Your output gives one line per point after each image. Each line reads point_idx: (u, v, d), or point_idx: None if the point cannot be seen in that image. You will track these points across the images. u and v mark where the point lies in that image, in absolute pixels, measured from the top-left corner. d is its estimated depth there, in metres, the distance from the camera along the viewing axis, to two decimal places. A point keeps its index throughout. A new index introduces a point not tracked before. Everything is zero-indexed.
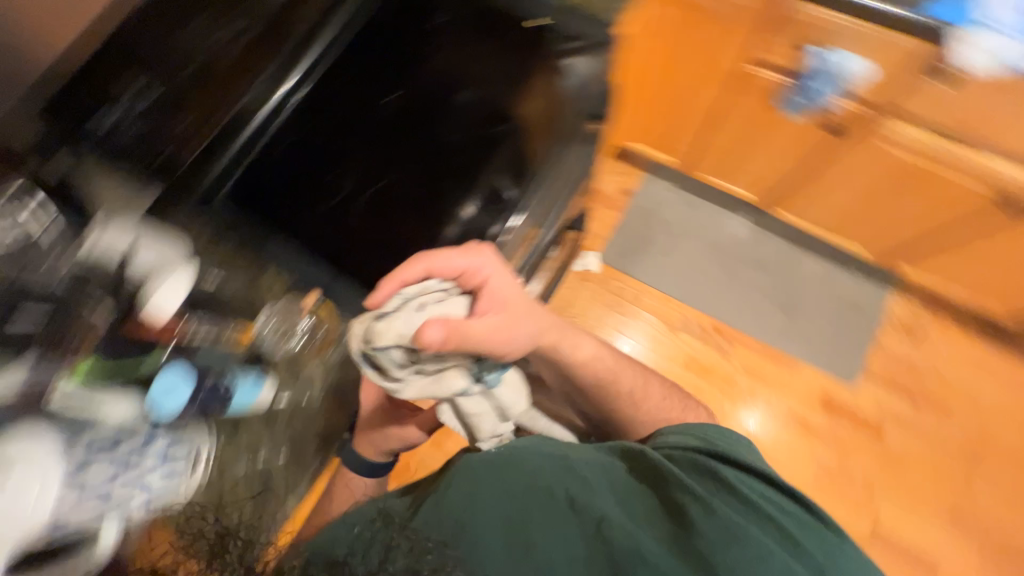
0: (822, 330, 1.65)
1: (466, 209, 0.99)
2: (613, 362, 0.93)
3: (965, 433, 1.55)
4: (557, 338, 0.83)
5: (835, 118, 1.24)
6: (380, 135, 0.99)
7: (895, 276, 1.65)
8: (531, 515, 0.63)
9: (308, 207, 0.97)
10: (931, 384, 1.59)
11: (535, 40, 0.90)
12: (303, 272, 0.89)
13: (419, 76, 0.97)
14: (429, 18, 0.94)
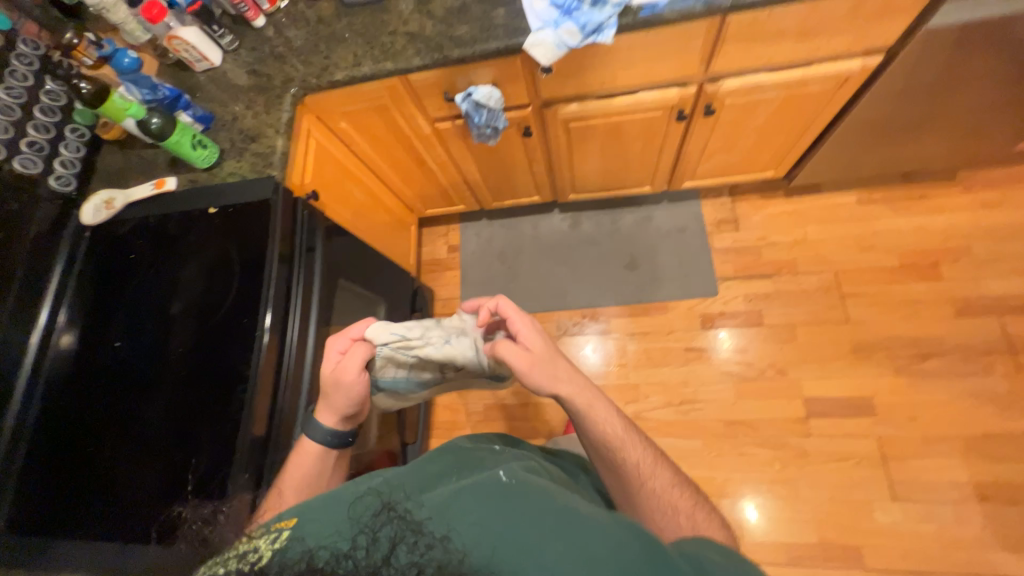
0: (766, 315, 1.49)
1: (260, 405, 0.79)
2: (640, 445, 0.73)
3: (932, 282, 1.42)
4: (590, 405, 0.73)
5: (674, 125, 1.17)
6: (119, 382, 0.85)
7: (834, 224, 1.53)
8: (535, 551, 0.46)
9: (85, 463, 0.82)
10: (890, 265, 1.46)
11: (270, 198, 0.91)
12: (97, 564, 0.75)
13: (146, 337, 0.87)
14: (211, 206, 0.93)
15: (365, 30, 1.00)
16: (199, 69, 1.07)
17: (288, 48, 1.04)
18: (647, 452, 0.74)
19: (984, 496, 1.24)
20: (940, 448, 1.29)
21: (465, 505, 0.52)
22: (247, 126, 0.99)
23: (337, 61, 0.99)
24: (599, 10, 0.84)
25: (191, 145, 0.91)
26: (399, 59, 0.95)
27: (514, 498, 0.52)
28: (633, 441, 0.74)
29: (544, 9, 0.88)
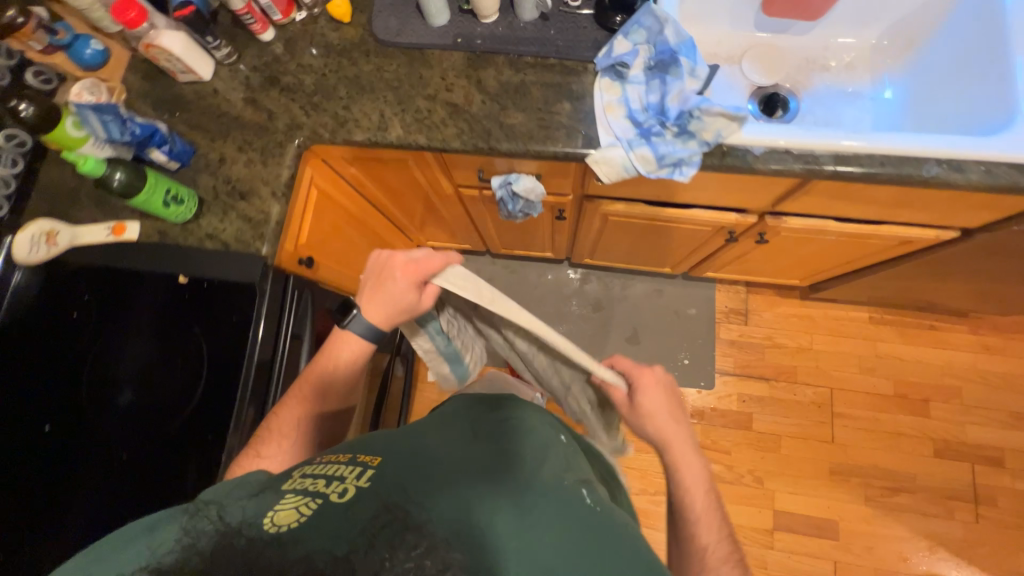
0: (756, 419, 1.48)
1: None
2: (719, 537, 0.62)
3: (920, 418, 1.43)
4: (684, 473, 0.64)
5: (719, 238, 1.07)
6: (36, 476, 0.70)
7: (841, 338, 1.51)
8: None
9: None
10: (886, 391, 1.46)
11: (256, 284, 0.76)
12: None
13: (81, 428, 0.73)
14: (182, 274, 0.77)
15: (397, 84, 0.82)
16: (183, 80, 0.87)
17: (299, 80, 0.85)
18: (721, 548, 0.62)
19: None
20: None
21: (536, 558, 0.37)
22: (237, 174, 0.82)
23: (359, 118, 0.82)
24: (684, 144, 0.71)
25: (163, 202, 0.74)
26: (434, 135, 0.79)
27: (600, 575, 0.36)
28: (713, 531, 0.63)
29: (621, 122, 0.75)
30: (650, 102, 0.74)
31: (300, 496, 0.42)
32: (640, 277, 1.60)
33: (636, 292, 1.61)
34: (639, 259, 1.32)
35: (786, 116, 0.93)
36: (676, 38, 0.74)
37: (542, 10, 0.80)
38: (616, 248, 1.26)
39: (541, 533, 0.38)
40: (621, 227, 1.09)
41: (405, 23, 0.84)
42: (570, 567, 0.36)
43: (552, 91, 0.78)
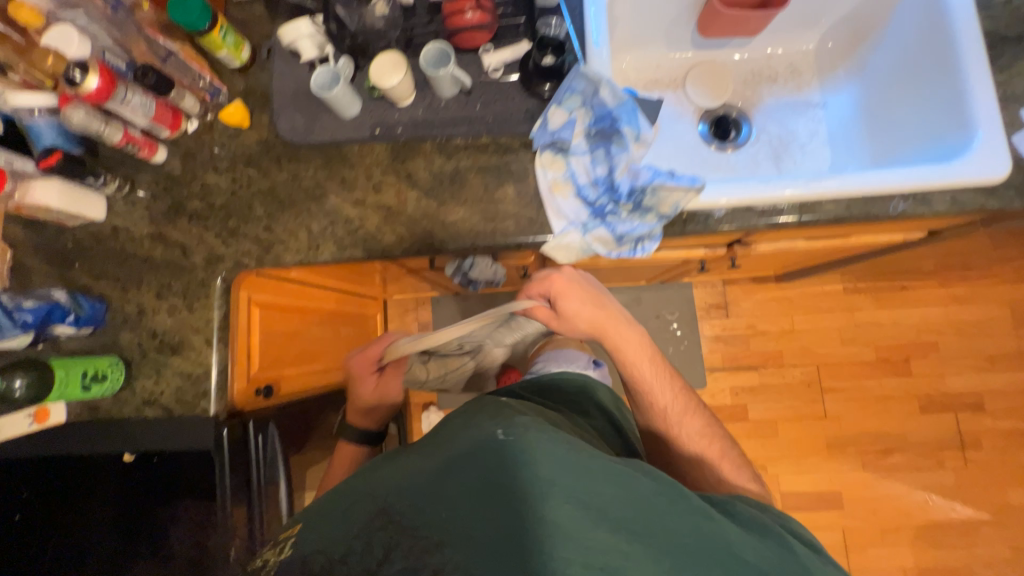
0: (750, 409, 1.50)
1: None
2: (672, 394, 0.75)
3: (902, 378, 1.47)
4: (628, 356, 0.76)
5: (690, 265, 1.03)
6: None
7: (820, 314, 1.52)
8: (552, 530, 0.46)
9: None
10: (868, 358, 1.49)
11: (213, 451, 0.70)
12: None
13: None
14: (128, 450, 0.70)
15: (318, 192, 0.74)
16: (73, 224, 0.76)
17: (207, 203, 0.75)
18: (672, 400, 0.75)
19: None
20: (893, 537, 1.41)
21: (456, 492, 0.49)
22: (162, 325, 0.73)
23: (284, 238, 0.73)
24: (642, 219, 0.66)
25: (82, 386, 0.65)
26: (372, 246, 0.71)
27: (517, 462, 0.50)
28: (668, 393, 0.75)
29: (571, 202, 0.68)
30: (598, 175, 0.68)
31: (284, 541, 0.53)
32: (616, 288, 1.57)
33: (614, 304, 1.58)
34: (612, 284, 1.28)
35: (740, 139, 0.88)
36: (615, 100, 0.67)
37: (464, 85, 0.71)
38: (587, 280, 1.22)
39: (466, 472, 0.50)
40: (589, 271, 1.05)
41: (314, 119, 0.74)
42: (492, 482, 0.49)
43: (490, 175, 0.71)
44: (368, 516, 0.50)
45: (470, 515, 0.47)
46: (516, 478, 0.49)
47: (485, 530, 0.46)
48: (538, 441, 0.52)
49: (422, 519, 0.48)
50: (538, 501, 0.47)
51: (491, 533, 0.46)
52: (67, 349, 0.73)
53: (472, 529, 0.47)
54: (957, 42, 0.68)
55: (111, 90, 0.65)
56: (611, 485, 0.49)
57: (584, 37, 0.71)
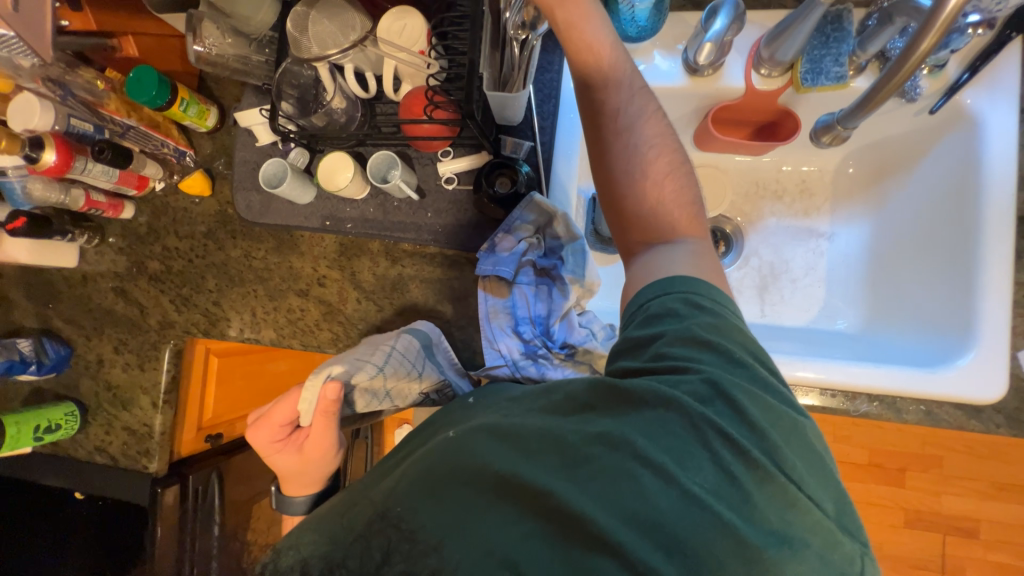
0: None
1: None
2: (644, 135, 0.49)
3: (893, 487, 1.38)
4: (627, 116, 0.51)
5: None
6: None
7: None
8: (513, 510, 0.35)
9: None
10: (858, 461, 1.39)
11: (147, 508, 0.76)
12: None
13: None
14: (78, 490, 0.77)
15: (266, 274, 0.74)
16: (49, 267, 0.80)
17: (165, 266, 0.77)
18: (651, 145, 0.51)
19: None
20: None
21: (405, 484, 0.38)
22: (117, 380, 0.77)
23: (230, 316, 0.74)
24: (574, 368, 0.63)
25: (33, 437, 0.71)
26: (308, 340, 0.71)
27: (458, 439, 0.40)
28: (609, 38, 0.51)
29: (507, 333, 0.65)
30: (538, 312, 0.64)
31: None
32: None
33: None
34: None
35: (728, 259, 0.79)
36: (568, 237, 0.62)
37: (415, 189, 0.67)
38: None
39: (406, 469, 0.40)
40: None
41: (269, 199, 0.73)
42: (426, 464, 0.39)
43: (431, 288, 0.69)
44: (352, 517, 0.39)
45: (412, 500, 0.37)
46: (453, 453, 0.39)
47: (437, 517, 0.36)
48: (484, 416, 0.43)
49: (395, 541, 0.35)
50: (479, 472, 0.37)
51: (452, 520, 0.35)
52: (35, 386, 0.79)
53: (431, 519, 0.36)
54: (981, 218, 0.59)
55: (70, 163, 0.65)
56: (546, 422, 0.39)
57: (549, 158, 0.66)
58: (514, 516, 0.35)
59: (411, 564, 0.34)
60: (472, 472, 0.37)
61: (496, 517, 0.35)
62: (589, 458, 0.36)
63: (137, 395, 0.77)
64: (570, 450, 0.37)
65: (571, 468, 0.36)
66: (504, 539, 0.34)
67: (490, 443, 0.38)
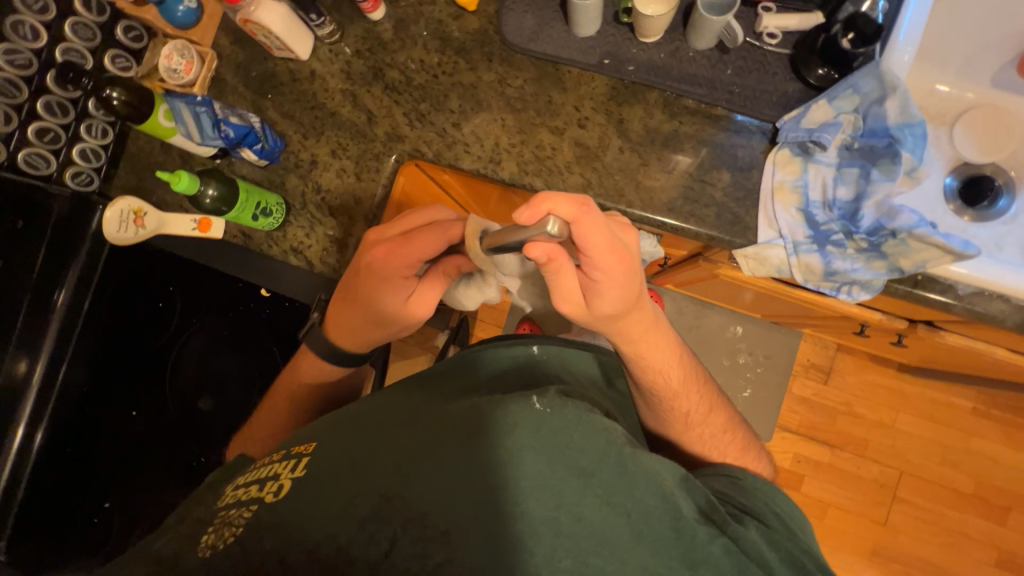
0: (807, 484, 1.39)
1: None
2: None
3: (993, 524, 1.31)
4: (643, 348, 0.57)
5: (839, 320, 0.92)
6: (141, 450, 0.80)
7: (932, 422, 1.36)
8: (583, 542, 0.40)
9: (69, 527, 0.75)
10: (962, 489, 1.33)
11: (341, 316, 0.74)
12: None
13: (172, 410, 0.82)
14: (263, 286, 0.78)
15: (518, 104, 0.69)
16: (277, 55, 0.76)
17: (405, 78, 0.73)
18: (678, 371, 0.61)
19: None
20: None
21: (439, 461, 0.42)
22: (329, 184, 0.74)
23: (468, 141, 0.70)
24: (867, 264, 0.57)
25: (252, 216, 0.69)
26: (553, 181, 0.67)
27: (545, 447, 0.42)
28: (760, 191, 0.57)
29: (790, 214, 0.60)
30: (836, 197, 0.59)
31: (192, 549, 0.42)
32: (715, 307, 1.43)
33: (709, 318, 1.44)
34: (731, 303, 1.17)
35: (992, 212, 0.69)
36: (901, 115, 0.55)
37: (723, 40, 0.63)
38: (709, 291, 1.10)
39: (484, 457, 0.41)
40: (725, 286, 0.95)
41: (544, 25, 0.68)
42: (501, 465, 0.41)
43: (708, 151, 0.64)
44: (356, 495, 0.41)
45: (467, 494, 0.40)
46: (546, 475, 0.41)
47: (474, 523, 0.39)
48: (576, 421, 0.43)
49: (417, 525, 0.40)
50: (556, 511, 0.40)
51: (486, 536, 0.39)
52: (241, 171, 0.75)
53: (483, 533, 0.39)
54: None
55: None
56: (649, 498, 0.43)
57: (889, 28, 0.59)
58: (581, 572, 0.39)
59: (422, 546, 0.39)
60: (555, 496, 0.41)
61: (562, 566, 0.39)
62: (685, 536, 0.42)
63: (347, 203, 0.73)
64: (667, 544, 0.42)
65: (649, 537, 0.41)
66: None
67: (584, 493, 0.41)
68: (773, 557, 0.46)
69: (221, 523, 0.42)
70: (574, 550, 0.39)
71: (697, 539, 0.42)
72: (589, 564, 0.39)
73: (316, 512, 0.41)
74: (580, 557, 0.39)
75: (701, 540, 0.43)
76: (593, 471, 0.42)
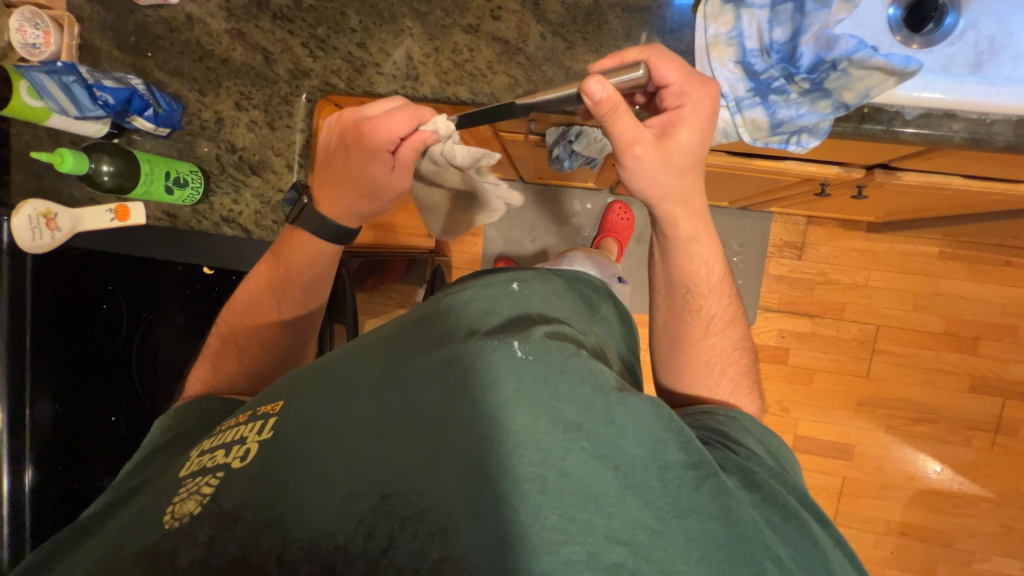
0: (791, 354, 1.45)
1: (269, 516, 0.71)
2: None
3: (965, 355, 1.40)
4: (694, 232, 0.61)
5: (799, 186, 0.91)
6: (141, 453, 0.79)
7: (903, 274, 1.40)
8: (569, 499, 0.37)
9: None
10: (935, 330, 1.41)
11: None
12: None
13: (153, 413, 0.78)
14: (206, 265, 0.74)
15: (425, 8, 0.62)
16: (144, 4, 0.66)
17: (294, 2, 0.64)
18: (718, 268, 0.63)
19: (903, 532, 1.43)
20: (889, 493, 1.43)
21: (418, 425, 0.39)
22: (243, 142, 0.68)
23: (379, 61, 0.63)
24: (813, 106, 0.54)
25: (165, 188, 0.65)
26: (479, 87, 0.61)
27: (529, 397, 0.39)
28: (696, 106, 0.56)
29: (728, 70, 0.56)
30: (773, 40, 0.55)
31: (168, 520, 0.39)
32: None
33: None
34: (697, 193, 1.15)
35: (937, 36, 0.64)
36: None
37: None
38: None
39: (463, 413, 0.39)
40: None
41: None
42: (483, 422, 0.39)
43: (636, 18, 0.59)
44: (335, 487, 0.37)
45: (447, 453, 0.38)
46: (531, 427, 0.38)
47: (460, 491, 0.36)
48: (560, 367, 0.41)
49: (400, 486, 0.37)
50: (551, 459, 0.37)
51: (472, 494, 0.36)
52: (144, 146, 0.68)
53: (472, 497, 0.36)
54: None
55: None
56: (643, 433, 0.40)
57: None
58: (578, 521, 0.36)
59: (422, 544, 0.35)
60: (538, 452, 0.38)
61: (558, 521, 0.36)
62: (673, 483, 0.39)
63: (269, 157, 0.68)
64: (663, 485, 0.38)
65: (638, 489, 0.38)
66: (549, 535, 0.36)
67: (577, 437, 0.39)
68: (772, 483, 0.43)
69: (188, 492, 0.40)
70: (562, 506, 0.36)
71: (687, 487, 0.39)
72: (577, 522, 0.36)
73: (287, 503, 0.37)
74: (568, 515, 0.36)
75: (698, 473, 0.39)
76: (579, 424, 0.39)
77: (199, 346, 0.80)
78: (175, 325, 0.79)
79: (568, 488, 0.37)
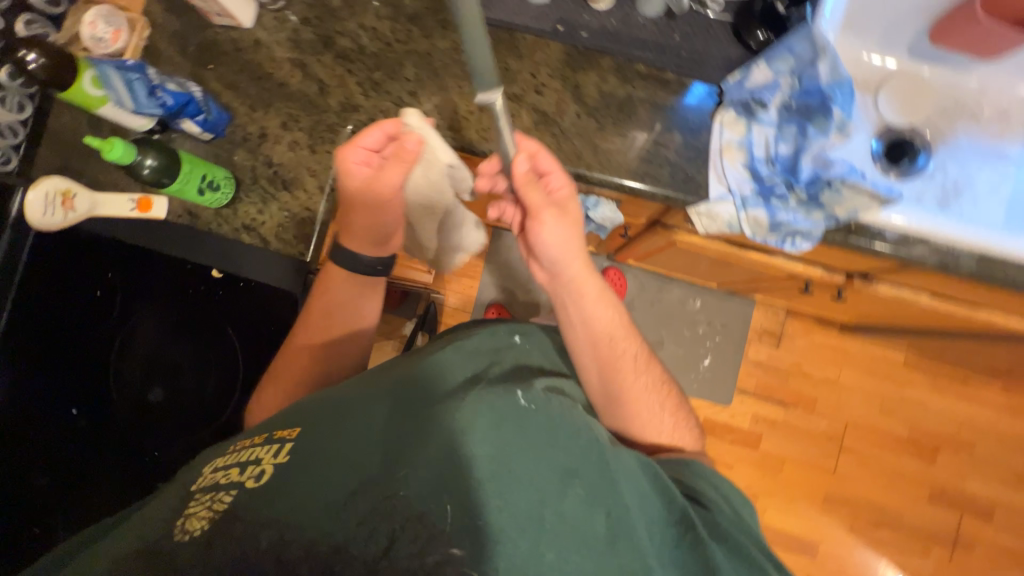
0: (764, 441, 1.48)
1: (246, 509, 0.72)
2: None
3: (924, 463, 1.45)
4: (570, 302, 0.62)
5: (785, 281, 0.98)
6: (103, 449, 0.75)
7: (871, 376, 1.48)
8: (563, 540, 0.37)
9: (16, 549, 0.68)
10: (899, 435, 1.46)
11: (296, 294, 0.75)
12: None
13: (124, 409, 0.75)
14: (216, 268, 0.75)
15: None
16: (217, 23, 0.71)
17: (358, 47, 0.71)
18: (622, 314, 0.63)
19: None
20: None
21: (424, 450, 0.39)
22: (281, 159, 0.71)
23: (425, 109, 0.69)
24: (808, 214, 0.61)
25: (198, 190, 0.66)
26: None
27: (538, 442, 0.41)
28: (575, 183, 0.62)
29: (738, 171, 0.63)
30: (778, 153, 0.62)
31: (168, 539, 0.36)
32: (674, 280, 1.50)
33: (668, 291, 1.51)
34: (690, 272, 1.22)
35: (911, 171, 0.73)
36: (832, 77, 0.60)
37: (669, 6, 0.66)
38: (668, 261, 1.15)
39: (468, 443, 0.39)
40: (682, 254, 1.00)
41: None
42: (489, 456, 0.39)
43: (661, 114, 0.67)
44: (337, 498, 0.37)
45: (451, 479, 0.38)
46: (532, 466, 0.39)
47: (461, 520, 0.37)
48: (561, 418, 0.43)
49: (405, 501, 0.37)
50: (549, 499, 0.38)
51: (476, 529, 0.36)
52: (183, 147, 0.71)
53: (473, 527, 0.36)
54: None
55: None
56: (634, 487, 0.42)
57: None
58: (570, 563, 0.37)
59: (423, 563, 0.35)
60: (537, 492, 0.38)
61: (551, 560, 0.37)
62: (655, 537, 0.41)
63: (302, 177, 0.71)
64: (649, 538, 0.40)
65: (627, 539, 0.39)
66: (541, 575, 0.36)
67: (575, 481, 0.40)
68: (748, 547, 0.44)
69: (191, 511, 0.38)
70: (557, 546, 0.37)
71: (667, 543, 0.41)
72: (570, 562, 0.37)
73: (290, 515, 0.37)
74: (562, 555, 0.37)
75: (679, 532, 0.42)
76: (576, 469, 0.41)
77: (187, 343, 0.79)
78: (167, 319, 0.79)
79: (563, 531, 0.38)
